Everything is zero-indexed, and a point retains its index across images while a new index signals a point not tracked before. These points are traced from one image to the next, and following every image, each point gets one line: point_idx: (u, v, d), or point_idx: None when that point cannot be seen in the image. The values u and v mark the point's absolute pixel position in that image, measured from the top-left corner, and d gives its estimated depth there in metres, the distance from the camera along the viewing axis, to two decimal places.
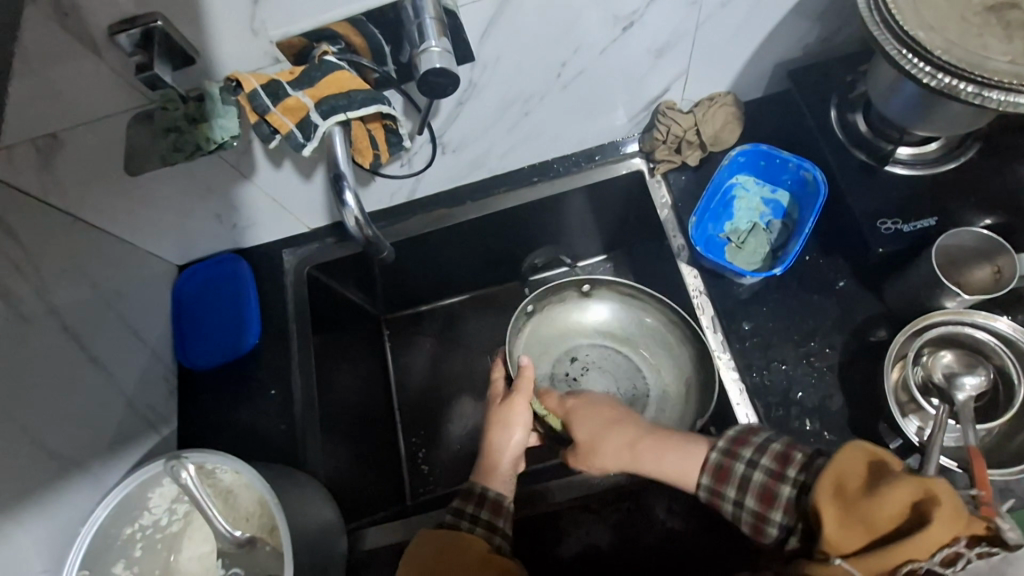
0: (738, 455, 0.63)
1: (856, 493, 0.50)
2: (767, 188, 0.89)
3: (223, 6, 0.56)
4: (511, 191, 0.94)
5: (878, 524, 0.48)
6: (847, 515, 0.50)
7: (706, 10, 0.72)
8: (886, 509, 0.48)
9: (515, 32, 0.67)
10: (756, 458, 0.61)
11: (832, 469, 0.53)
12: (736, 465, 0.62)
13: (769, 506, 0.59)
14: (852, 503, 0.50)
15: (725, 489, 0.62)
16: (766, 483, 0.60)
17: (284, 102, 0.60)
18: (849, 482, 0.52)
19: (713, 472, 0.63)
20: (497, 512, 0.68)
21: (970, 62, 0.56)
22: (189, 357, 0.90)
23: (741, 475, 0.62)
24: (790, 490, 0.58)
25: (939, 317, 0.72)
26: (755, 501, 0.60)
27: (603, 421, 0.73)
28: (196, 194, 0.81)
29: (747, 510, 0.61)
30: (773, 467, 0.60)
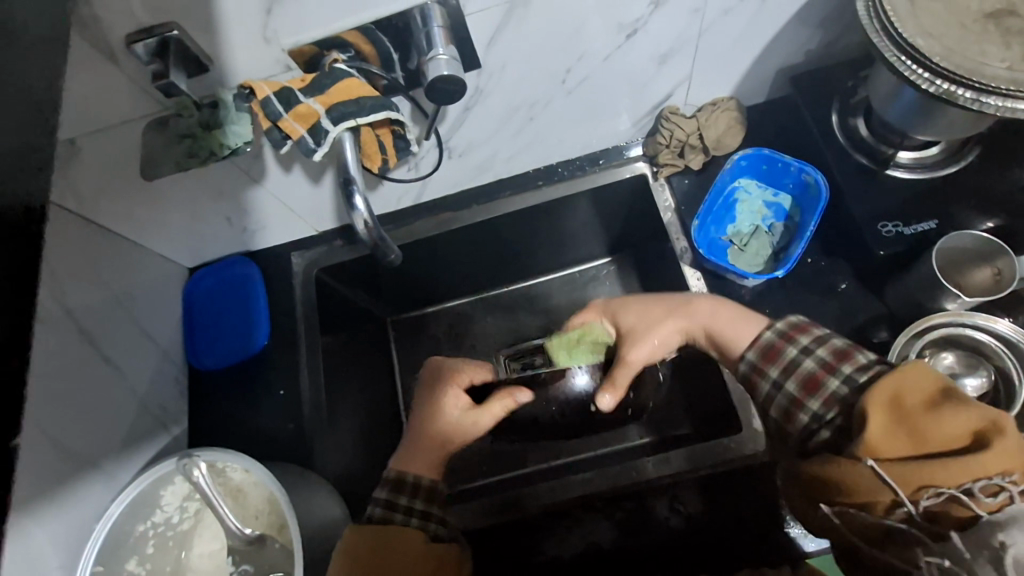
0: (793, 340, 0.64)
1: (915, 408, 0.50)
2: (769, 191, 0.90)
3: (237, 17, 0.57)
4: (516, 195, 0.95)
5: (927, 440, 0.49)
6: (895, 426, 0.51)
7: (709, 17, 0.73)
8: (945, 429, 0.49)
9: (521, 39, 0.69)
10: (811, 347, 0.62)
11: (894, 382, 0.52)
12: (789, 349, 0.64)
13: (810, 392, 0.60)
14: (906, 416, 0.51)
15: (770, 369, 0.64)
16: (815, 371, 0.61)
17: (295, 108, 0.62)
18: (908, 396, 0.51)
19: (762, 350, 0.66)
20: (431, 502, 0.68)
21: (968, 69, 0.57)
22: (200, 358, 0.92)
23: (792, 359, 0.63)
24: (837, 383, 0.59)
25: (941, 319, 0.73)
26: (795, 387, 0.61)
27: (658, 313, 0.75)
28: (207, 198, 0.82)
29: (784, 393, 0.62)
30: (827, 360, 0.60)
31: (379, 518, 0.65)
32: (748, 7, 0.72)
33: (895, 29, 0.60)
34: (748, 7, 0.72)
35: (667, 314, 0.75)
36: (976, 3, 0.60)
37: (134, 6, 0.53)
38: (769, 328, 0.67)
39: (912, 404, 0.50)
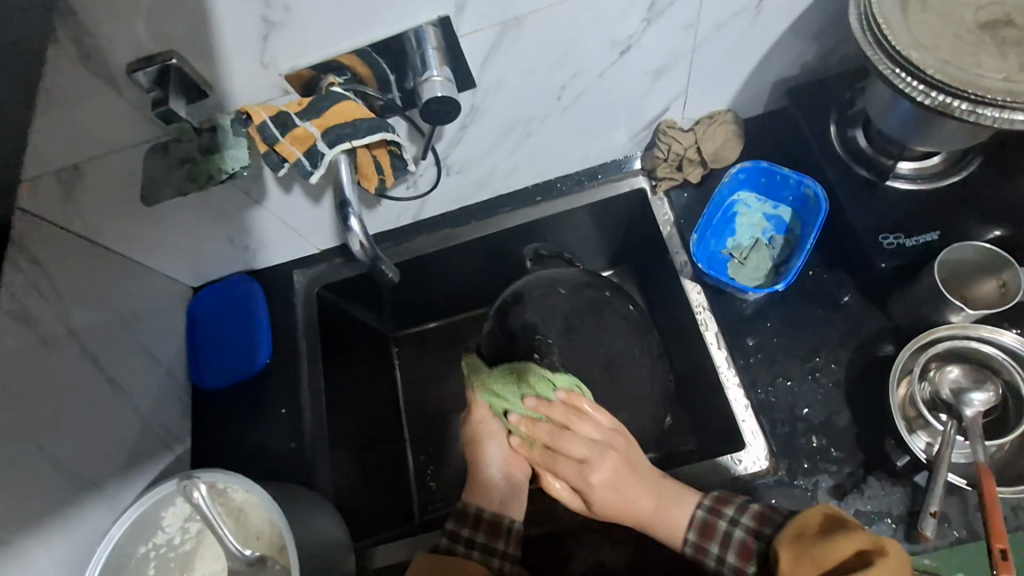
0: (721, 513, 0.66)
1: (812, 538, 0.58)
2: (768, 204, 0.89)
3: (233, 43, 0.58)
4: (515, 210, 0.95)
5: (825, 564, 0.55)
6: (801, 557, 0.57)
7: (702, 32, 0.73)
8: (835, 552, 0.55)
9: (516, 58, 0.69)
10: (737, 516, 0.65)
11: (795, 522, 0.60)
12: (720, 523, 0.66)
13: (746, 560, 0.64)
14: (807, 547, 0.57)
15: (709, 545, 0.65)
16: (744, 540, 0.64)
17: (292, 131, 0.62)
18: (808, 530, 0.59)
19: (699, 529, 0.66)
20: (496, 532, 0.68)
21: (964, 80, 0.57)
22: (203, 377, 0.93)
23: (724, 531, 0.65)
24: (763, 545, 0.63)
25: (943, 332, 0.72)
26: (734, 557, 0.64)
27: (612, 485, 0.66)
28: (209, 220, 0.83)
29: (728, 566, 0.65)
30: (751, 526, 0.64)
31: (443, 551, 0.68)
32: (741, 21, 0.73)
33: (888, 41, 0.60)
34: (741, 21, 0.73)
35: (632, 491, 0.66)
36: (969, 14, 0.60)
37: (133, 36, 0.54)
38: (699, 504, 0.67)
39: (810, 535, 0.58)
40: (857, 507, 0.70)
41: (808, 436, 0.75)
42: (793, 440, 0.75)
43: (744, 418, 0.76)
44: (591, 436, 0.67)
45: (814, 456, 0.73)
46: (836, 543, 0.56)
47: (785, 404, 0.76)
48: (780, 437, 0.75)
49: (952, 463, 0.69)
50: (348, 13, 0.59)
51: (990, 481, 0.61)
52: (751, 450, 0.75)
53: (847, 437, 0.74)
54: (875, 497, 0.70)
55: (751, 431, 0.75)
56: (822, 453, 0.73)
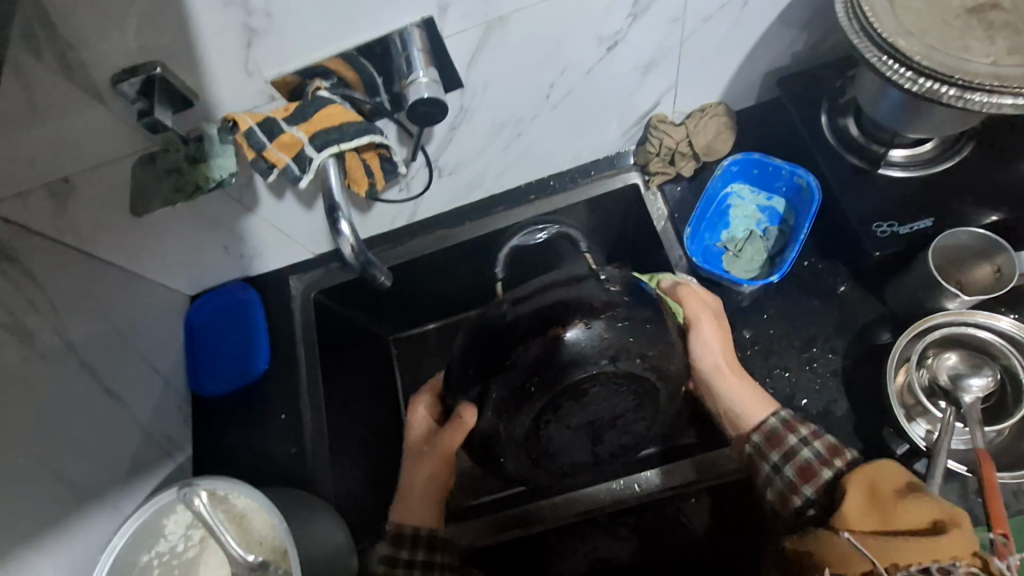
0: (795, 431, 0.68)
1: (886, 495, 0.56)
2: (762, 196, 0.89)
3: (218, 52, 0.58)
4: (509, 209, 0.95)
5: (893, 521, 0.54)
6: (871, 507, 0.56)
7: (689, 26, 0.73)
8: (909, 512, 0.54)
9: (502, 57, 0.69)
10: (810, 438, 0.66)
11: (871, 473, 0.59)
12: (791, 437, 0.67)
13: (806, 480, 0.64)
14: (881, 502, 0.56)
15: (772, 453, 0.68)
16: (811, 462, 0.65)
17: (279, 137, 0.62)
18: (883, 485, 0.57)
19: (765, 435, 0.69)
20: (434, 548, 0.73)
21: (951, 66, 0.57)
22: (202, 385, 0.93)
23: (792, 446, 0.66)
24: (833, 475, 0.63)
25: (939, 319, 0.72)
26: (792, 473, 0.65)
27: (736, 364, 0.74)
28: (203, 229, 0.84)
29: (783, 478, 0.66)
30: (823, 453, 0.65)
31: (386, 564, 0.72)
32: (728, 13, 0.73)
33: (874, 29, 0.59)
34: (728, 13, 0.73)
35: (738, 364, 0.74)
36: None
37: (116, 47, 0.54)
38: (774, 414, 0.70)
39: (884, 491, 0.57)
40: None
41: None
42: None
43: None
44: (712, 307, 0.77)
45: None
46: (913, 506, 0.54)
47: (783, 395, 0.76)
48: None
49: (951, 450, 0.69)
50: (329, 19, 0.59)
51: (990, 466, 0.61)
52: None
53: (846, 426, 0.74)
54: None
55: None
56: None
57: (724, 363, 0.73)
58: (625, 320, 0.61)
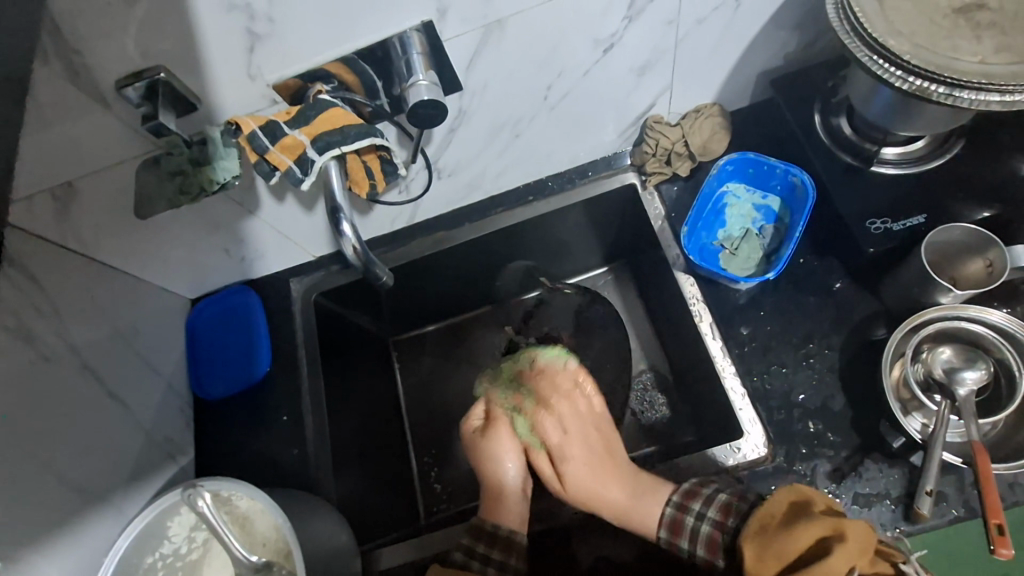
0: (688, 508, 0.68)
1: (774, 529, 0.60)
2: (757, 195, 0.90)
3: (220, 56, 0.59)
4: (508, 210, 0.96)
5: (786, 556, 0.58)
6: (767, 549, 0.60)
7: (684, 28, 0.74)
8: (796, 541, 0.57)
9: (498, 61, 0.70)
10: (703, 512, 0.67)
11: (758, 515, 0.62)
12: (688, 519, 0.68)
13: (716, 552, 0.66)
14: (771, 539, 0.60)
15: (680, 540, 0.68)
16: (711, 534, 0.66)
17: (280, 140, 0.63)
18: (770, 521, 0.61)
19: (668, 526, 0.69)
20: (509, 549, 0.70)
21: (940, 64, 0.58)
22: (204, 388, 0.93)
23: (692, 526, 0.68)
24: (731, 537, 0.65)
25: (933, 313, 0.73)
26: (704, 550, 0.67)
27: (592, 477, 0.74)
28: (205, 232, 0.84)
29: (699, 558, 0.67)
30: (716, 518, 0.66)
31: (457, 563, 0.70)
32: (722, 15, 0.74)
33: (865, 30, 0.60)
34: (721, 15, 0.74)
35: (606, 475, 0.73)
36: None
37: (121, 53, 0.55)
38: (668, 500, 0.70)
39: (771, 529, 0.60)
40: (857, 490, 0.71)
41: (804, 422, 0.75)
42: (790, 426, 0.75)
43: (742, 406, 0.77)
44: (576, 412, 0.78)
45: (811, 442, 0.74)
46: (794, 534, 0.58)
47: (781, 390, 0.77)
48: (777, 423, 0.76)
49: (946, 442, 0.70)
50: (330, 23, 0.60)
51: (984, 458, 0.62)
52: (749, 437, 0.75)
53: (844, 421, 0.75)
54: (873, 479, 0.71)
55: (750, 419, 0.76)
56: (820, 437, 0.74)
57: (586, 492, 0.73)
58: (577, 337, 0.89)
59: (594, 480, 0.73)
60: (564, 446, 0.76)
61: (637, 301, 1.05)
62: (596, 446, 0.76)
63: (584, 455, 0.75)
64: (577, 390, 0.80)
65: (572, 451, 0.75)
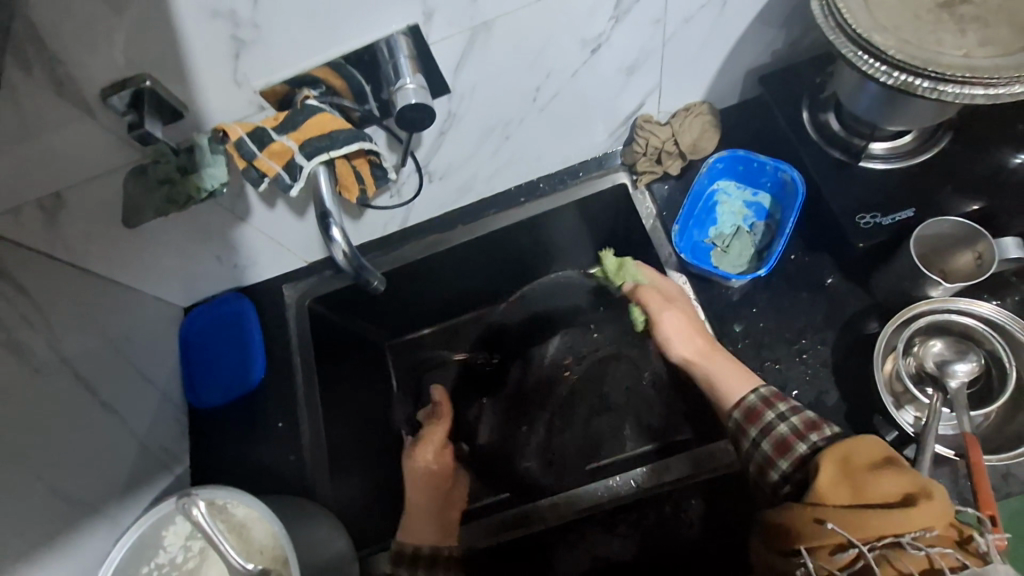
0: (773, 406, 0.67)
1: (859, 466, 0.55)
2: (748, 191, 0.90)
3: (207, 64, 0.59)
4: (500, 212, 0.96)
5: (864, 493, 0.53)
6: (842, 480, 0.55)
7: (671, 27, 0.74)
8: (883, 484, 0.52)
9: (486, 63, 0.70)
10: (788, 414, 0.65)
11: (847, 446, 0.57)
12: (769, 414, 0.66)
13: (781, 454, 0.63)
14: (853, 475, 0.55)
15: (750, 428, 0.67)
16: (786, 436, 0.63)
17: (269, 146, 0.63)
18: (856, 457, 0.56)
19: (745, 411, 0.68)
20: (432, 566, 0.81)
21: (924, 58, 0.58)
22: (198, 397, 0.93)
23: (769, 421, 0.66)
24: (806, 448, 0.62)
25: (925, 306, 0.73)
26: (769, 447, 0.64)
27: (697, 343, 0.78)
28: (196, 239, 0.84)
29: (760, 452, 0.65)
30: (798, 427, 0.63)
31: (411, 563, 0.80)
32: (708, 13, 0.74)
33: (849, 25, 0.60)
34: (708, 14, 0.74)
35: (700, 333, 0.79)
36: None
37: (105, 62, 0.55)
38: (755, 389, 0.70)
39: (857, 463, 0.55)
40: None
41: None
42: None
43: None
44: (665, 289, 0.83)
45: None
46: (885, 477, 0.53)
47: (775, 386, 0.77)
48: None
49: (940, 435, 0.70)
50: (316, 29, 0.60)
51: (977, 450, 0.63)
52: None
53: (838, 415, 0.75)
54: None
55: None
56: None
57: (692, 351, 0.77)
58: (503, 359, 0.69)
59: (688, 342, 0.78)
60: (680, 318, 0.80)
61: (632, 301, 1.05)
62: (694, 325, 0.79)
63: (690, 326, 0.79)
64: (671, 286, 0.84)
65: (685, 322, 0.79)
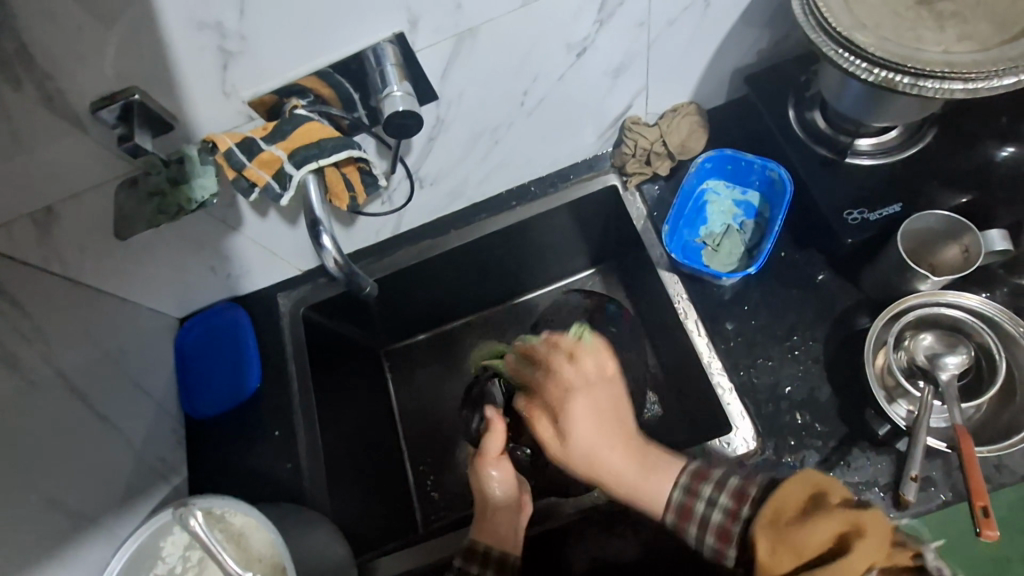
0: (698, 492, 0.63)
1: (788, 524, 0.55)
2: (737, 190, 0.90)
3: (194, 76, 0.59)
4: (492, 216, 0.97)
5: (804, 551, 0.53)
6: (780, 544, 0.55)
7: (655, 29, 0.75)
8: (813, 538, 0.53)
9: (472, 69, 0.71)
10: (714, 497, 0.61)
11: (770, 505, 0.57)
12: (697, 505, 0.62)
13: (727, 543, 0.60)
14: (786, 532, 0.55)
15: (688, 525, 0.63)
16: (722, 522, 0.61)
17: (258, 156, 0.63)
18: (786, 513, 0.56)
19: (676, 510, 0.63)
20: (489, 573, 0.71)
21: (904, 55, 0.58)
22: (194, 407, 0.93)
23: (702, 513, 0.62)
24: (743, 530, 0.59)
25: (913, 302, 0.73)
26: (713, 539, 0.61)
27: (610, 404, 0.69)
28: (190, 250, 0.84)
29: (707, 547, 0.61)
30: (728, 505, 0.60)
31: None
32: (692, 15, 0.75)
33: (829, 24, 0.61)
34: (692, 15, 0.75)
35: (614, 429, 0.67)
36: None
37: (93, 76, 0.55)
38: (676, 480, 0.64)
39: (785, 521, 0.55)
40: (846, 479, 0.71)
41: (792, 414, 0.76)
42: (778, 418, 0.76)
43: (730, 400, 0.77)
44: (584, 373, 0.71)
45: (799, 433, 0.74)
46: (813, 530, 0.53)
47: (768, 383, 0.78)
48: (765, 417, 0.76)
49: (931, 428, 0.70)
50: (301, 38, 0.60)
51: (969, 442, 0.63)
52: (739, 431, 0.76)
53: (831, 412, 0.75)
54: (862, 469, 0.72)
55: (739, 413, 0.77)
56: (807, 429, 0.75)
57: (596, 445, 0.66)
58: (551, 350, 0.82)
59: (617, 451, 0.66)
60: (596, 393, 0.69)
61: (626, 301, 1.05)
62: (609, 407, 0.68)
63: (608, 412, 0.68)
64: (608, 363, 0.73)
65: (598, 402, 0.68)
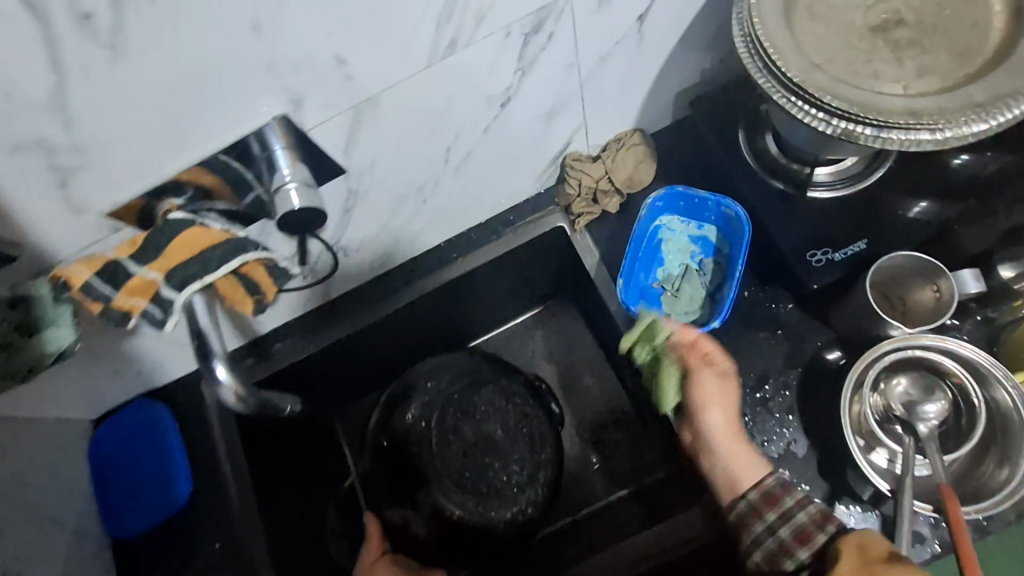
0: (789, 495, 0.62)
1: (876, 560, 0.51)
2: (692, 226, 0.82)
3: (29, 198, 0.49)
4: (432, 273, 0.88)
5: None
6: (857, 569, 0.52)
7: (586, 67, 0.66)
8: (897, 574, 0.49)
9: (382, 137, 0.61)
10: (807, 501, 0.61)
11: (861, 537, 0.54)
12: (787, 500, 0.61)
13: (801, 543, 0.58)
14: (869, 565, 0.51)
15: (768, 513, 0.61)
16: (806, 526, 0.59)
17: (128, 280, 0.52)
18: (871, 550, 0.53)
19: (763, 494, 0.62)
20: None
21: (863, 104, 0.51)
22: (120, 525, 0.82)
23: (789, 511, 0.60)
24: (825, 539, 0.58)
25: (889, 346, 0.67)
26: (788, 535, 0.59)
27: (727, 396, 0.68)
28: (83, 360, 0.73)
29: (776, 539, 0.60)
30: (814, 520, 0.59)
31: None
32: (625, 47, 0.67)
33: (779, 68, 0.53)
34: (625, 48, 0.67)
35: (734, 432, 0.67)
36: (859, 17, 0.56)
37: None
38: (771, 474, 0.64)
39: (873, 555, 0.52)
40: None
41: None
42: None
43: None
44: (722, 366, 0.70)
45: None
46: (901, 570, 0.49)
47: None
48: None
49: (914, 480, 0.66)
50: (159, 138, 0.50)
51: (956, 503, 0.58)
52: None
53: (810, 467, 0.71)
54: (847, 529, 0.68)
55: None
56: None
57: (724, 459, 0.66)
58: (420, 412, 0.86)
59: (745, 451, 0.66)
60: (718, 395, 0.68)
61: (588, 340, 0.99)
62: (733, 415, 0.68)
63: (730, 417, 0.67)
64: (727, 361, 0.70)
65: (733, 394, 0.68)
